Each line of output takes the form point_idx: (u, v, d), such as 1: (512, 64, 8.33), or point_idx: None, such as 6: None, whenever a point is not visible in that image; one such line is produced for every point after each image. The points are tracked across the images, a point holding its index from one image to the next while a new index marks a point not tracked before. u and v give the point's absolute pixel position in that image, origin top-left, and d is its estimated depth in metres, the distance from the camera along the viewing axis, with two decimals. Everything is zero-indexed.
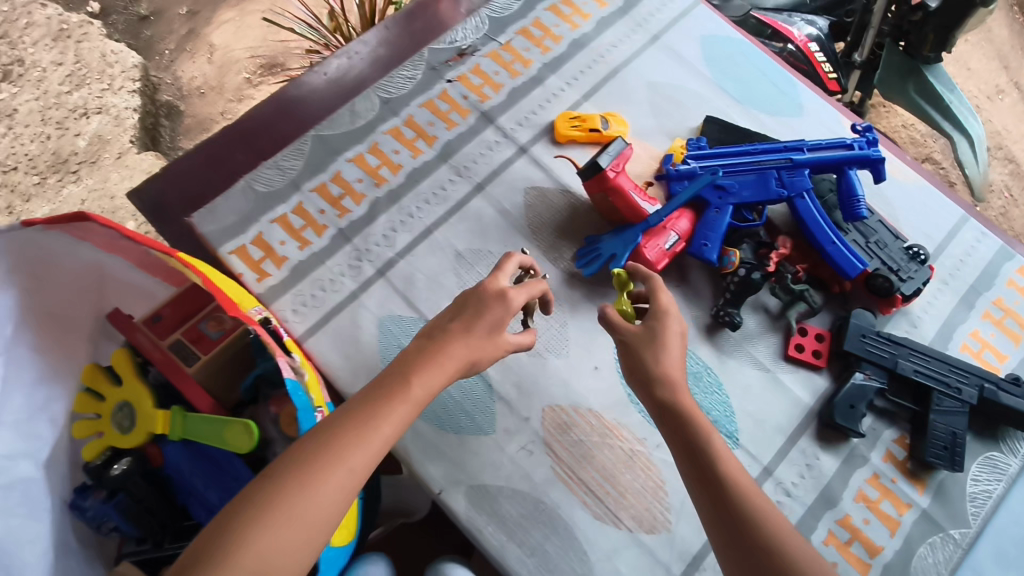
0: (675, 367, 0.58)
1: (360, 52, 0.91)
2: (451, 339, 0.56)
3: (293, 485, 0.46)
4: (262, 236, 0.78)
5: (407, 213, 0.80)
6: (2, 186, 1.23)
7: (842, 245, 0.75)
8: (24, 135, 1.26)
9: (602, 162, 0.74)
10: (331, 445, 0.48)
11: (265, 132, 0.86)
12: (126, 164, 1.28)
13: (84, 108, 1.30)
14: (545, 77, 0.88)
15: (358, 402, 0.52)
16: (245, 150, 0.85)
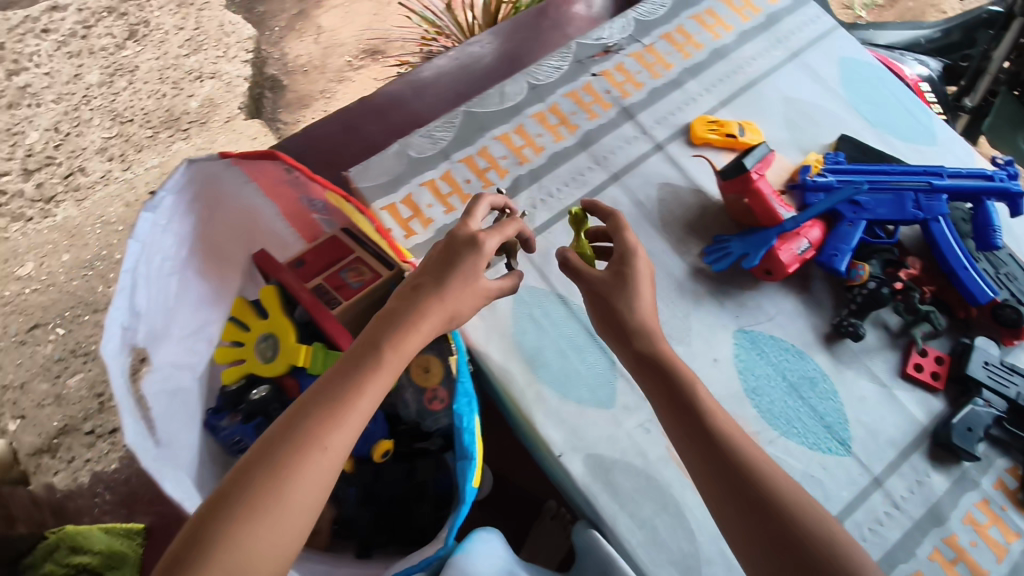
0: (652, 320, 0.63)
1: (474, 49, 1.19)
2: (423, 306, 0.58)
3: (272, 477, 0.47)
4: (412, 197, 0.83)
5: (547, 193, 0.84)
6: (120, 136, 1.47)
7: (974, 272, 0.77)
8: (143, 91, 1.51)
9: (748, 162, 0.77)
10: (308, 430, 0.49)
11: (396, 110, 1.11)
12: (233, 129, 1.50)
13: (199, 71, 1.55)
14: (684, 81, 0.91)
15: (335, 378, 0.53)
16: (374, 122, 1.10)
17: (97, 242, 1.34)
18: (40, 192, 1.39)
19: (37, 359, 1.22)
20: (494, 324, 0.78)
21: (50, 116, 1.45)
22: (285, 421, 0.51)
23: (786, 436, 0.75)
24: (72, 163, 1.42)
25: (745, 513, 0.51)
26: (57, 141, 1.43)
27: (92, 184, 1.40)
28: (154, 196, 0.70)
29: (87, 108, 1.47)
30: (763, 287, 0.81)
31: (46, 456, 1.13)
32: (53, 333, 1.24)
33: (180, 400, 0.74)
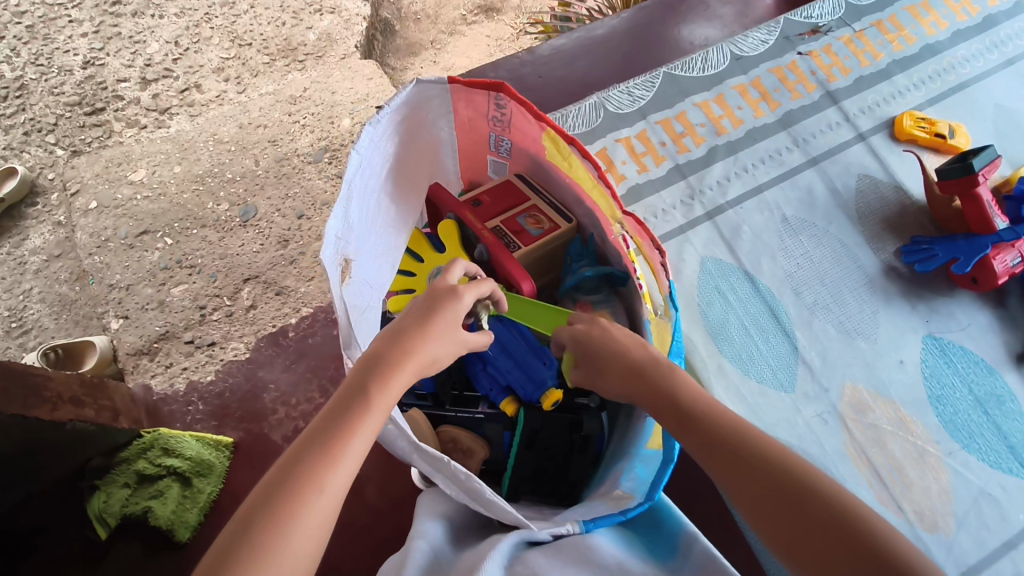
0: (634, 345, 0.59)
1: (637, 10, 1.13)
2: (412, 339, 0.51)
3: (260, 530, 0.40)
4: (607, 151, 0.84)
5: (744, 167, 0.84)
6: (236, 59, 1.38)
7: None
8: (263, 17, 1.43)
9: (976, 164, 0.73)
10: (295, 472, 0.42)
11: (563, 66, 1.08)
12: (348, 66, 1.38)
13: (320, 5, 1.45)
14: (893, 73, 0.90)
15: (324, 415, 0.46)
16: (538, 74, 1.07)
17: (209, 158, 1.23)
18: (155, 103, 1.31)
19: (142, 265, 1.12)
20: (678, 290, 0.77)
21: (172, 29, 1.39)
22: (275, 470, 0.43)
23: (967, 450, 0.73)
24: (188, 78, 1.34)
25: (775, 506, 0.46)
26: (175, 55, 1.36)
27: (205, 103, 1.31)
28: (377, 111, 0.69)
29: (208, 26, 1.40)
30: (956, 296, 0.79)
31: (145, 358, 1.03)
32: (160, 242, 1.14)
33: (369, 319, 0.71)
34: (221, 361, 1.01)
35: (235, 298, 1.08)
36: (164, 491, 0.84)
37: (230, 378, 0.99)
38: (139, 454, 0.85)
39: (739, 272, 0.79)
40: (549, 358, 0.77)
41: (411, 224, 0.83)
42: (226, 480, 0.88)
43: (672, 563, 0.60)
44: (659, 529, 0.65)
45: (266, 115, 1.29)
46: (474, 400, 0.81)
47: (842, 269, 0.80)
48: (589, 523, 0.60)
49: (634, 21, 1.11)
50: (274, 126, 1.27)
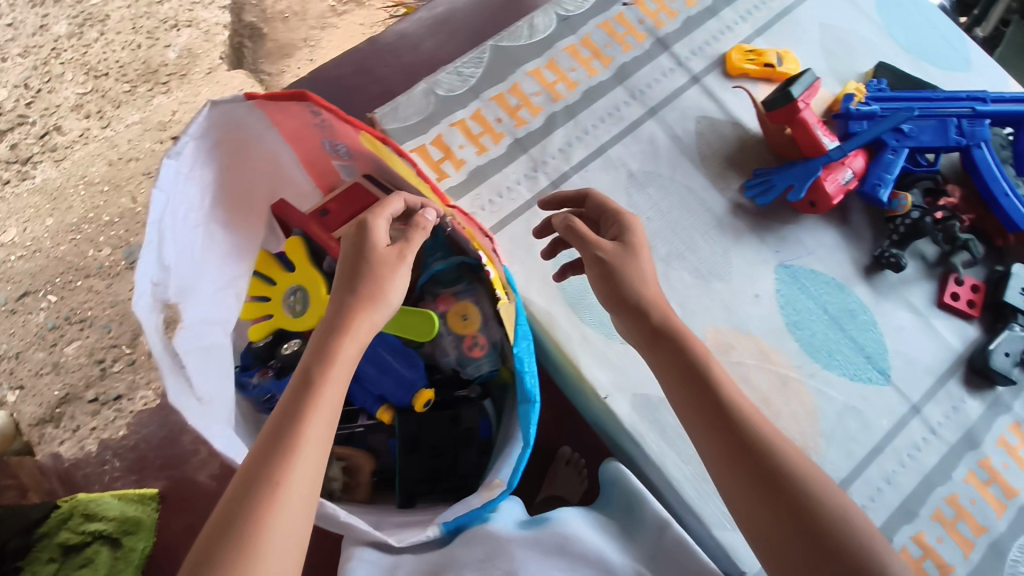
0: (654, 290, 0.58)
1: None
2: (358, 310, 0.53)
3: (230, 538, 0.41)
4: (443, 138, 0.79)
5: (584, 130, 0.81)
6: (93, 93, 1.22)
7: (1016, 198, 0.76)
8: (116, 43, 1.26)
9: (794, 91, 0.74)
10: (262, 472, 0.44)
11: (408, 49, 1.05)
12: (217, 81, 1.24)
13: (173, 19, 1.28)
14: (720, 9, 0.89)
15: (279, 415, 0.47)
16: (389, 64, 1.03)
17: (82, 205, 1.11)
18: (13, 154, 1.17)
19: (28, 329, 1.02)
20: (534, 267, 0.76)
21: (18, 70, 1.23)
22: (235, 483, 0.44)
23: (828, 368, 0.75)
24: (46, 122, 1.19)
25: (758, 482, 0.48)
26: (27, 99, 1.21)
27: (65, 143, 1.17)
28: (174, 142, 0.65)
29: (58, 63, 1.23)
30: (801, 222, 0.81)
31: (50, 426, 0.94)
32: (44, 301, 1.04)
33: (219, 357, 0.70)
34: (132, 413, 0.93)
35: (136, 344, 1.00)
36: (93, 558, 0.78)
37: (143, 429, 0.90)
38: (59, 525, 0.79)
39: None
40: (415, 361, 0.75)
41: (260, 245, 0.81)
42: (158, 532, 0.81)
43: (645, 550, 0.63)
44: (636, 515, 0.65)
45: (135, 147, 1.15)
46: (354, 411, 0.78)
47: (692, 215, 0.80)
48: (450, 523, 0.60)
49: None
50: (148, 158, 1.15)
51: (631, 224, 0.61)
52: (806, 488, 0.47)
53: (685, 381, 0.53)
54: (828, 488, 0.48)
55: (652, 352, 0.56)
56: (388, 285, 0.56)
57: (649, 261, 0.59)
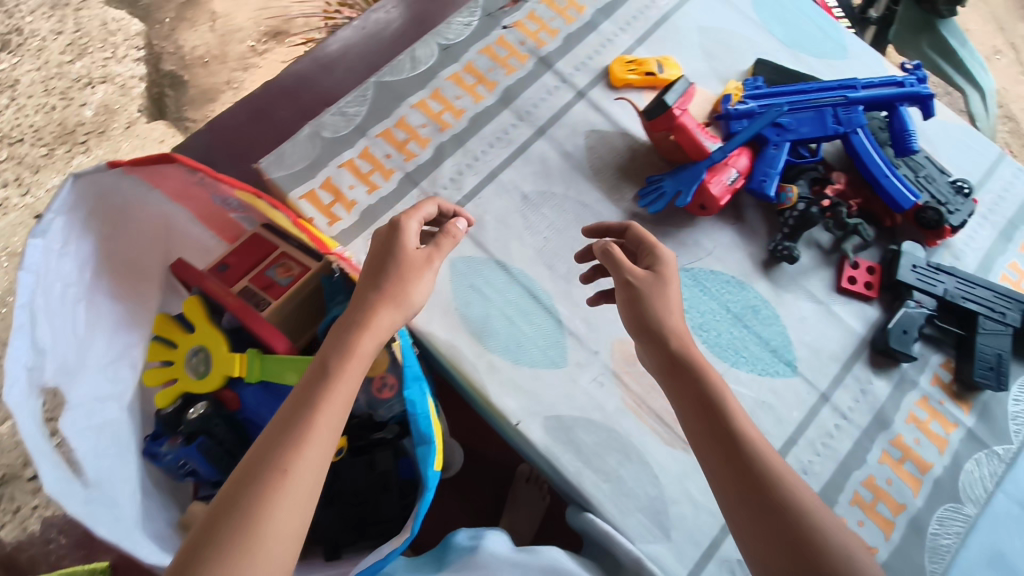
0: (678, 319, 0.59)
1: (390, 10, 1.12)
2: (373, 304, 0.56)
3: (236, 510, 0.43)
4: (331, 181, 0.78)
5: (474, 156, 0.81)
6: (8, 159, 1.18)
7: (895, 178, 0.78)
8: (29, 107, 1.21)
9: (669, 99, 0.75)
10: (270, 457, 0.46)
11: (304, 89, 1.04)
12: (137, 134, 1.24)
13: (87, 77, 1.25)
14: (599, 22, 0.90)
15: (293, 405, 0.50)
16: (287, 107, 1.02)
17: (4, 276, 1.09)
18: None
19: None
20: (434, 301, 0.75)
21: None
22: (244, 466, 0.47)
23: (736, 367, 0.76)
24: None
25: (760, 514, 0.48)
26: None
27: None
28: (39, 220, 0.63)
29: None
30: (698, 223, 0.82)
31: None
32: None
33: (111, 433, 0.68)
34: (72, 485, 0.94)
35: None
36: None
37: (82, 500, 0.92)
38: None
39: (491, 262, 0.77)
40: None
41: (156, 309, 0.80)
42: None
43: None
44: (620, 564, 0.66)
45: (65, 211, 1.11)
46: None
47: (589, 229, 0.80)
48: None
49: (383, 25, 1.10)
50: None
51: (663, 255, 0.62)
52: (812, 522, 0.47)
53: (695, 407, 0.54)
54: (839, 529, 0.48)
55: (669, 384, 0.57)
56: (411, 287, 0.59)
57: (677, 291, 0.61)
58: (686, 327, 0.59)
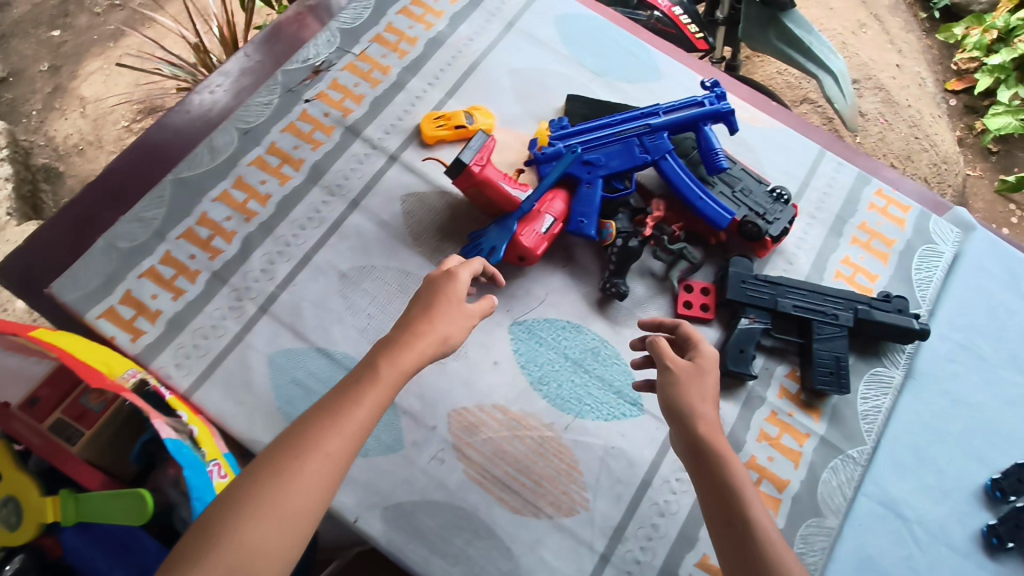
0: (710, 406, 0.58)
1: (222, 85, 0.86)
2: (421, 323, 0.57)
3: (273, 467, 0.46)
4: (132, 293, 0.74)
5: (284, 243, 0.78)
6: None
7: (710, 199, 0.78)
8: None
9: (465, 157, 0.73)
10: (308, 434, 0.48)
11: (134, 184, 0.80)
12: (9, 240, 1.13)
13: None
14: (406, 81, 0.87)
15: (337, 390, 0.51)
16: (114, 207, 0.80)
17: None
18: None
19: None
20: (255, 405, 0.71)
21: None
22: (286, 431, 0.48)
23: (581, 416, 0.74)
24: None
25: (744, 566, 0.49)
26: None
27: None
28: None
29: None
30: (527, 272, 0.79)
31: None
32: None
33: None
34: None
35: None
36: None
37: None
38: None
39: (314, 352, 0.74)
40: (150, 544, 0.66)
41: None
42: None
43: None
44: None
45: None
46: None
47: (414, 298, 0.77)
48: None
49: (211, 107, 0.85)
50: None
51: (707, 351, 0.61)
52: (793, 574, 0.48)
53: (707, 472, 0.55)
54: None
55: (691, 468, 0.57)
56: (445, 317, 0.58)
57: (714, 385, 0.60)
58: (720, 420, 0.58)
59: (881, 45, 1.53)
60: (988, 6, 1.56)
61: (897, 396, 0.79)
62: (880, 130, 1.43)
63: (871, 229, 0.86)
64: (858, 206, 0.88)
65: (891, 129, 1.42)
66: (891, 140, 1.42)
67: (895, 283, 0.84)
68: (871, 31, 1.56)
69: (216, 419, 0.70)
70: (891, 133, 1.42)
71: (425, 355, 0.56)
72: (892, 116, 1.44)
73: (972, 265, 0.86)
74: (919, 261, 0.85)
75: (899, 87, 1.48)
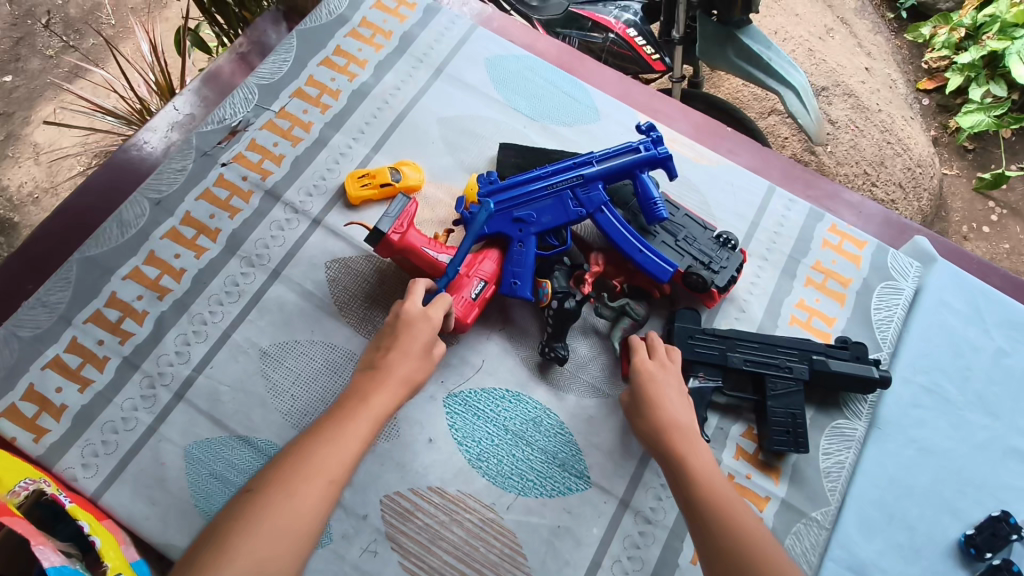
0: (663, 409, 0.65)
1: (150, 142, 0.88)
2: (394, 361, 0.62)
3: (268, 489, 0.50)
4: (34, 387, 0.69)
5: (200, 320, 0.74)
6: None
7: (650, 251, 0.74)
8: None
9: (383, 226, 0.69)
10: (301, 459, 0.52)
11: (57, 253, 0.80)
12: None
13: None
14: (329, 136, 0.85)
15: (324, 422, 0.56)
16: (36, 278, 0.79)
17: None
18: None
19: None
20: (169, 504, 0.65)
21: None
22: (281, 459, 0.53)
23: (524, 494, 0.68)
24: None
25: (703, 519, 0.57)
26: None
27: None
28: None
29: None
30: (463, 338, 0.75)
31: None
32: None
33: None
34: None
35: None
36: None
37: None
38: None
39: (233, 440, 0.69)
40: None
41: None
42: None
43: None
44: None
45: None
46: None
47: (342, 373, 0.72)
48: None
49: (137, 166, 0.86)
50: None
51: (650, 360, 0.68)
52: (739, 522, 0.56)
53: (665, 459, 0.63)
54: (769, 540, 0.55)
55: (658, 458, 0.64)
56: (416, 352, 0.63)
57: (667, 389, 0.66)
58: (679, 411, 0.65)
59: (851, 49, 1.49)
60: (954, 5, 1.52)
61: (861, 449, 0.74)
62: (851, 137, 1.37)
63: (825, 268, 0.82)
64: (810, 244, 0.84)
65: (863, 136, 1.36)
66: (864, 147, 1.36)
67: (852, 326, 0.80)
68: (839, 35, 1.51)
69: (126, 522, 0.65)
70: (863, 139, 1.37)
71: (400, 397, 0.61)
72: (863, 122, 1.38)
73: (934, 300, 0.82)
74: (878, 299, 0.81)
75: (868, 91, 1.42)
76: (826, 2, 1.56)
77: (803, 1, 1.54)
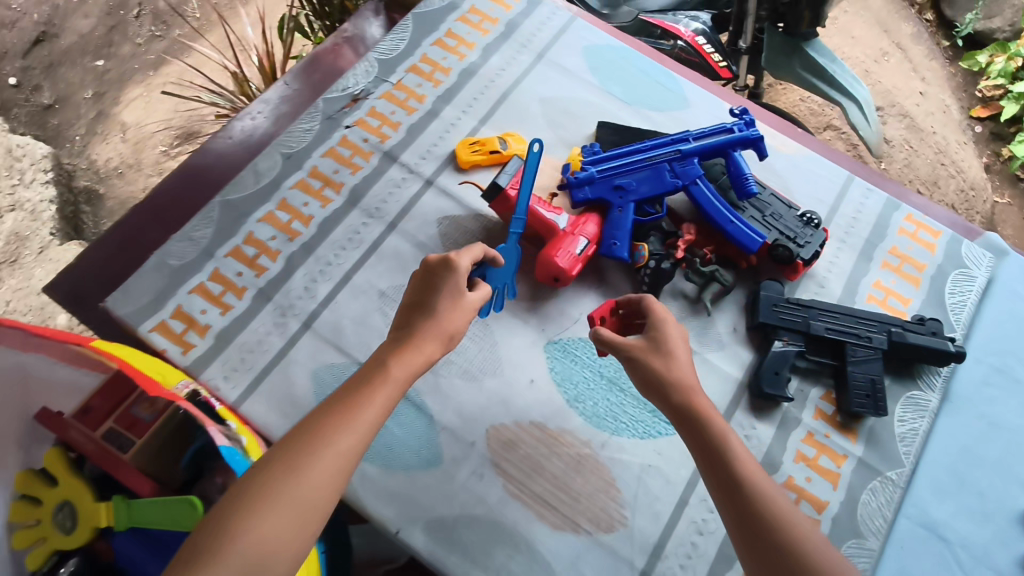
0: (684, 371, 0.60)
1: (262, 112, 0.96)
2: (423, 322, 0.59)
3: (278, 464, 0.47)
4: (182, 308, 0.77)
5: (326, 262, 0.81)
6: None
7: (741, 223, 0.80)
8: None
9: (500, 182, 0.78)
10: (315, 430, 0.49)
11: (175, 204, 0.88)
12: (52, 258, 1.17)
13: None
14: (440, 108, 0.93)
15: (343, 391, 0.53)
16: (157, 227, 0.86)
17: None
18: None
19: None
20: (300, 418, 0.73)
21: None
22: (295, 430, 0.50)
23: (618, 435, 0.74)
24: None
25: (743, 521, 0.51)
26: None
27: None
28: None
29: None
30: (562, 293, 0.81)
31: None
32: None
33: None
34: None
35: None
36: None
37: None
38: None
39: (355, 367, 0.76)
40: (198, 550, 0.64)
41: None
42: None
43: None
44: None
45: None
46: None
47: None
48: None
49: (252, 132, 0.94)
50: None
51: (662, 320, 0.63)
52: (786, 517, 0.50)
53: (694, 441, 0.56)
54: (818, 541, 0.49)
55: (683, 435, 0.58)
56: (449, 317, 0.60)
57: (681, 352, 0.61)
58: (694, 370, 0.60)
59: (907, 72, 1.53)
60: (1010, 34, 1.51)
61: (935, 419, 0.78)
62: (906, 156, 1.42)
63: (902, 254, 0.87)
64: (887, 231, 0.89)
65: (917, 155, 1.41)
66: (917, 167, 1.41)
67: (927, 307, 0.84)
68: (894, 59, 1.54)
69: (262, 431, 0.72)
70: (918, 159, 1.42)
71: (434, 357, 0.58)
72: (918, 142, 1.43)
73: (1005, 290, 0.86)
74: (952, 285, 0.86)
75: (923, 113, 1.47)
76: (883, 27, 1.59)
77: (858, 24, 1.58)
